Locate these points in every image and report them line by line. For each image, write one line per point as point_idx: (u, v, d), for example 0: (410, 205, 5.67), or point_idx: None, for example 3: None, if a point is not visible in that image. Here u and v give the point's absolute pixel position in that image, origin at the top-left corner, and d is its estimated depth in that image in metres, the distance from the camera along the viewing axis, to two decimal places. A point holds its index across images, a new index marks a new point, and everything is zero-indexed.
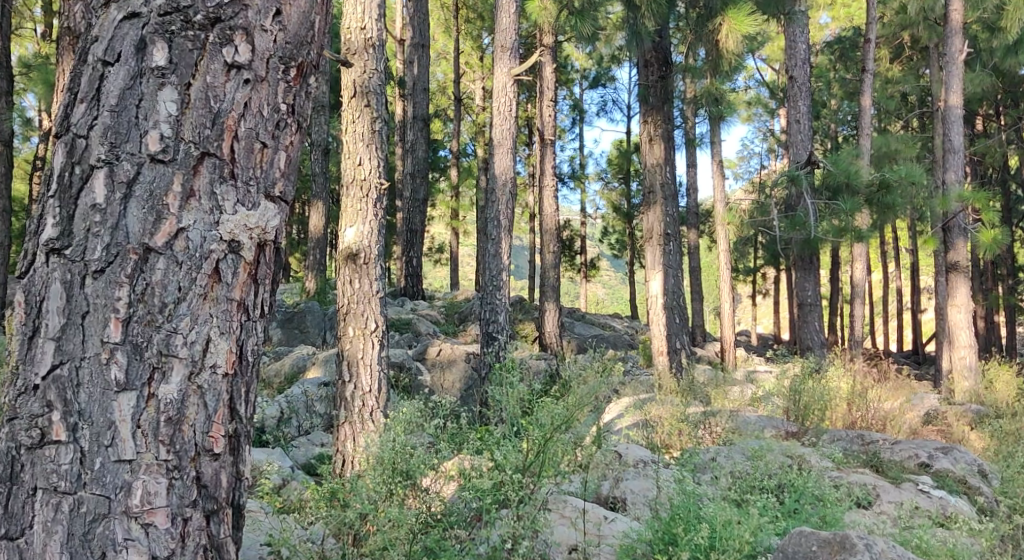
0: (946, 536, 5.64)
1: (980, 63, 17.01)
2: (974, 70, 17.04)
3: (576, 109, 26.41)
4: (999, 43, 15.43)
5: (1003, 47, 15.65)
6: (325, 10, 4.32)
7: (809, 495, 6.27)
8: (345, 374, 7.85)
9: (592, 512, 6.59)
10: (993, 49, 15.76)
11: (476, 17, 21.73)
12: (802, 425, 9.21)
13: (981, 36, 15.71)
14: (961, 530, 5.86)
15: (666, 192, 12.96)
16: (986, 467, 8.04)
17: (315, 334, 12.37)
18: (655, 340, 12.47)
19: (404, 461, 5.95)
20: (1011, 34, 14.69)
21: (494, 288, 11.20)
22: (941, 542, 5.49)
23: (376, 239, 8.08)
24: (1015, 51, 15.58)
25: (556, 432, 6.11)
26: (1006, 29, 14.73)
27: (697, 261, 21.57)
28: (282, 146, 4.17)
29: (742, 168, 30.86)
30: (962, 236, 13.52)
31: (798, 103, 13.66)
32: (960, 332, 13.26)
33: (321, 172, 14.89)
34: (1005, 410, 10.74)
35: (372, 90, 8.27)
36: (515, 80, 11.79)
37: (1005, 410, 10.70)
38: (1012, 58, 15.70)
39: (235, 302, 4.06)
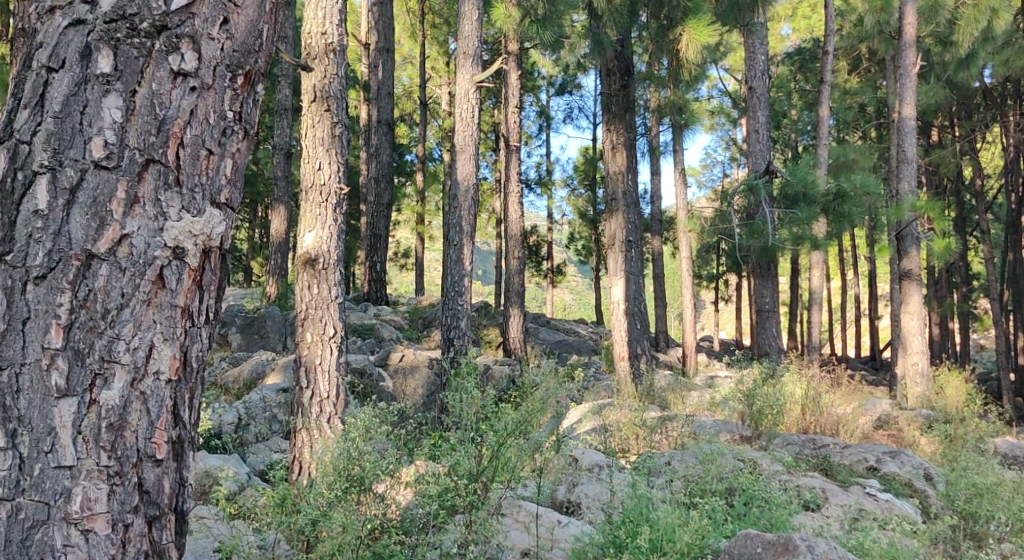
0: (885, 537, 5.77)
1: (934, 77, 17.28)
2: (928, 82, 17.26)
3: (542, 115, 26.48)
4: (952, 56, 15.65)
5: (956, 60, 15.89)
6: (274, 18, 4.36)
7: (759, 498, 6.38)
8: (303, 380, 7.82)
9: (545, 516, 6.66)
10: (947, 62, 15.99)
11: (441, 23, 21.73)
12: (756, 429, 9.27)
13: (934, 49, 15.91)
14: (901, 530, 5.99)
15: (628, 199, 13.02)
16: (932, 471, 8.18)
17: (275, 340, 12.28)
18: (616, 345, 12.48)
19: (358, 468, 5.98)
20: (963, 48, 14.91)
21: (455, 294, 11.38)
22: (883, 539, 5.60)
23: (335, 244, 8.09)
24: (967, 64, 15.82)
25: (509, 437, 6.27)
26: (958, 44, 14.96)
27: (660, 267, 21.66)
28: (228, 152, 4.21)
29: (705, 177, 31.02)
30: (915, 245, 13.81)
31: (757, 114, 13.76)
32: (913, 338, 13.40)
33: (282, 176, 14.76)
34: (955, 415, 10.93)
35: (332, 94, 8.27)
36: (477, 86, 11.65)
37: (954, 416, 10.83)
38: (965, 71, 15.94)
39: (179, 309, 4.09)
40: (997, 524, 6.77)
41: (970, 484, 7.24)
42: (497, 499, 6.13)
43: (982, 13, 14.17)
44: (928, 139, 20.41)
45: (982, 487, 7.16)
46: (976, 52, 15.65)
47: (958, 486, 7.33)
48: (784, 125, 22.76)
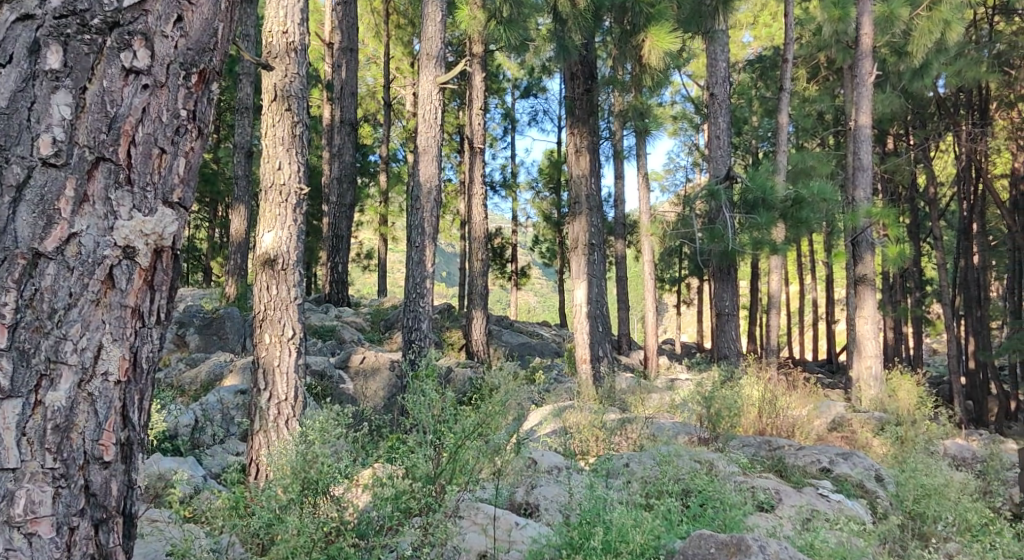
0: (834, 537, 5.85)
1: (890, 85, 17.46)
2: (883, 91, 17.46)
3: (507, 118, 26.45)
4: (906, 66, 15.85)
5: (910, 70, 16.11)
6: (229, 17, 4.32)
7: (714, 499, 6.47)
8: (260, 382, 7.75)
9: (503, 517, 6.64)
10: (901, 72, 16.20)
11: (406, 23, 21.65)
12: (713, 431, 9.33)
13: (889, 59, 16.10)
14: (848, 530, 6.11)
15: (592, 202, 13.04)
16: (882, 472, 8.32)
17: (235, 341, 12.16)
18: (578, 348, 12.35)
19: (315, 471, 5.96)
20: (916, 59, 15.09)
21: (417, 296, 11.40)
22: (832, 540, 5.68)
23: (295, 245, 8.03)
24: (921, 74, 16.04)
25: (466, 439, 6.41)
26: (913, 55, 15.11)
27: (623, 270, 21.70)
28: (181, 152, 4.16)
29: (668, 182, 31.08)
30: (870, 250, 13.95)
31: (718, 120, 13.82)
32: (867, 342, 13.56)
33: (243, 175, 14.61)
34: (906, 418, 11.07)
35: (294, 94, 8.20)
36: (440, 88, 11.59)
37: (906, 418, 10.97)
38: (919, 81, 16.16)
39: (129, 309, 4.04)
40: (944, 525, 6.91)
41: (918, 485, 7.31)
42: (453, 501, 6.24)
43: (935, 25, 14.34)
44: (884, 146, 20.65)
45: (929, 488, 7.24)
46: (930, 63, 15.90)
47: (906, 487, 7.39)
48: (745, 131, 22.89)
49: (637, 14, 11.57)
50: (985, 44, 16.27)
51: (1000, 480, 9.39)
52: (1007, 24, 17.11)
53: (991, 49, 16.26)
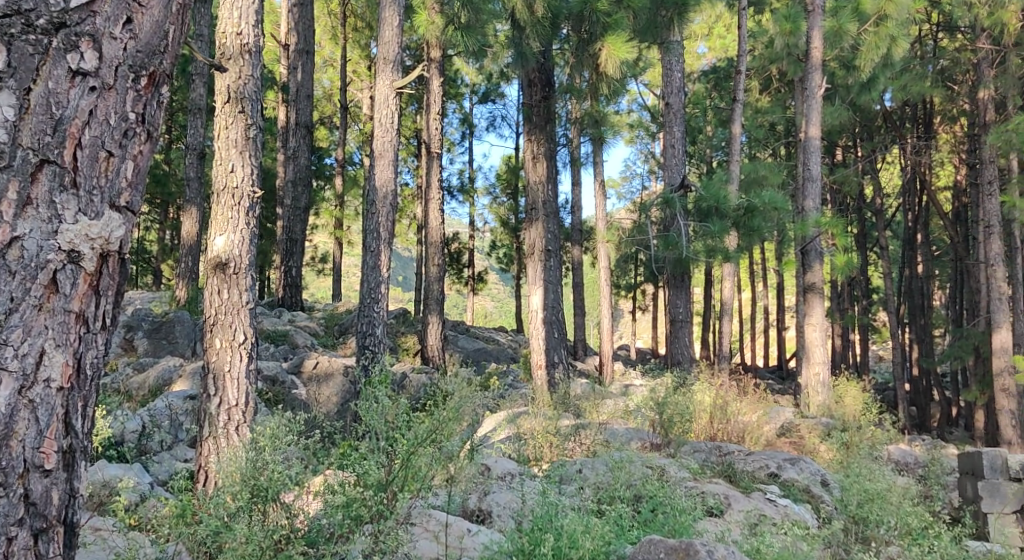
0: (780, 541, 6.06)
1: (840, 98, 17.66)
2: (833, 103, 17.67)
3: (465, 123, 26.40)
4: (855, 80, 16.04)
5: (858, 84, 16.37)
6: (182, 19, 4.41)
7: (664, 505, 6.68)
8: (210, 388, 7.67)
9: (455, 525, 6.64)
10: (850, 86, 16.44)
11: (363, 26, 21.53)
12: (665, 437, 9.39)
13: (838, 72, 16.27)
14: (793, 534, 6.28)
15: (548, 209, 13.05)
16: (828, 478, 8.50)
17: (184, 345, 12.02)
18: (534, 354, 12.53)
19: (263, 479, 5.98)
20: (864, 73, 15.14)
21: (371, 301, 11.36)
22: (777, 544, 5.92)
23: (247, 249, 7.95)
24: (868, 88, 16.29)
25: (419, 446, 6.33)
26: (860, 69, 15.25)
27: (580, 276, 21.72)
28: (128, 155, 4.25)
29: (624, 189, 31.16)
30: (819, 260, 14.09)
31: (673, 129, 13.90)
32: (815, 348, 13.64)
33: (195, 177, 14.44)
34: (853, 423, 11.21)
35: (247, 96, 8.12)
36: (397, 92, 11.52)
37: (852, 424, 11.09)
38: (866, 94, 16.50)
39: (73, 314, 4.14)
40: (886, 528, 7.06)
41: (862, 489, 7.44)
42: (405, 508, 6.22)
43: (882, 40, 14.32)
44: (834, 157, 20.89)
45: (873, 493, 7.35)
46: (877, 77, 16.22)
47: (851, 491, 7.52)
48: (700, 140, 23.03)
49: (594, 23, 11.56)
50: (930, 59, 16.53)
51: (942, 484, 10.00)
52: (951, 41, 17.42)
53: (936, 64, 16.52)
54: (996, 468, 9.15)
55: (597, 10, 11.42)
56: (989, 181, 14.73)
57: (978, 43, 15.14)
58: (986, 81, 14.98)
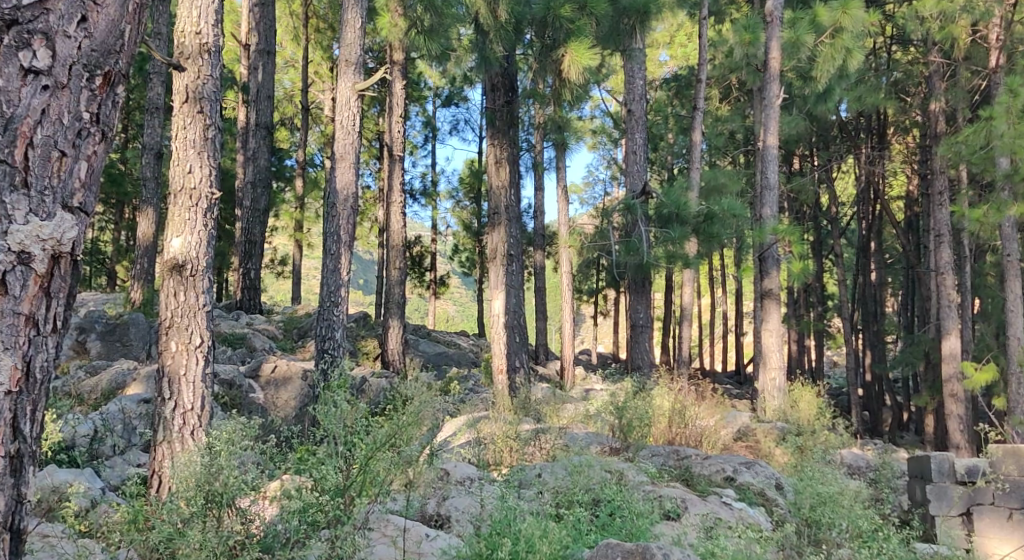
0: (733, 544, 6.29)
1: (797, 108, 17.82)
2: (791, 113, 17.83)
3: (428, 126, 26.33)
4: (811, 90, 16.19)
5: (814, 95, 16.53)
6: (137, 19, 5.03)
7: (623, 508, 6.84)
8: (165, 391, 7.57)
9: (413, 530, 6.62)
10: (806, 96, 16.61)
11: (325, 27, 21.44)
12: (624, 442, 9.41)
13: (795, 83, 16.43)
14: (746, 537, 6.49)
15: (510, 213, 13.05)
16: (783, 481, 8.58)
17: (138, 349, 11.92)
18: (495, 358, 12.54)
19: (219, 484, 6.01)
20: (819, 83, 15.27)
21: (330, 304, 11.29)
22: (730, 546, 6.18)
23: (204, 251, 7.86)
24: (824, 99, 16.45)
25: (377, 451, 6.35)
26: (816, 79, 15.39)
27: (542, 281, 21.71)
28: (82, 155, 4.86)
29: (587, 195, 31.20)
30: (776, 266, 14.19)
31: (634, 135, 13.95)
32: (773, 353, 13.76)
33: (152, 177, 14.27)
34: (808, 428, 11.30)
35: (205, 96, 8.03)
36: (359, 94, 11.45)
37: (806, 428, 11.19)
38: (822, 105, 16.67)
39: (23, 316, 4.73)
40: (838, 531, 7.17)
41: (814, 492, 7.54)
42: (362, 513, 6.25)
43: (837, 52, 14.27)
44: (792, 165, 21.07)
45: (824, 496, 7.46)
46: (833, 88, 16.38)
47: (803, 494, 7.63)
48: (661, 147, 23.14)
49: (557, 30, 11.59)
50: (884, 71, 16.77)
51: (891, 487, 10.09)
52: (903, 53, 17.67)
53: (889, 76, 16.78)
54: (944, 472, 9.23)
55: (560, 16, 11.38)
56: (940, 192, 14.89)
57: (929, 56, 15.34)
58: (937, 93, 15.19)
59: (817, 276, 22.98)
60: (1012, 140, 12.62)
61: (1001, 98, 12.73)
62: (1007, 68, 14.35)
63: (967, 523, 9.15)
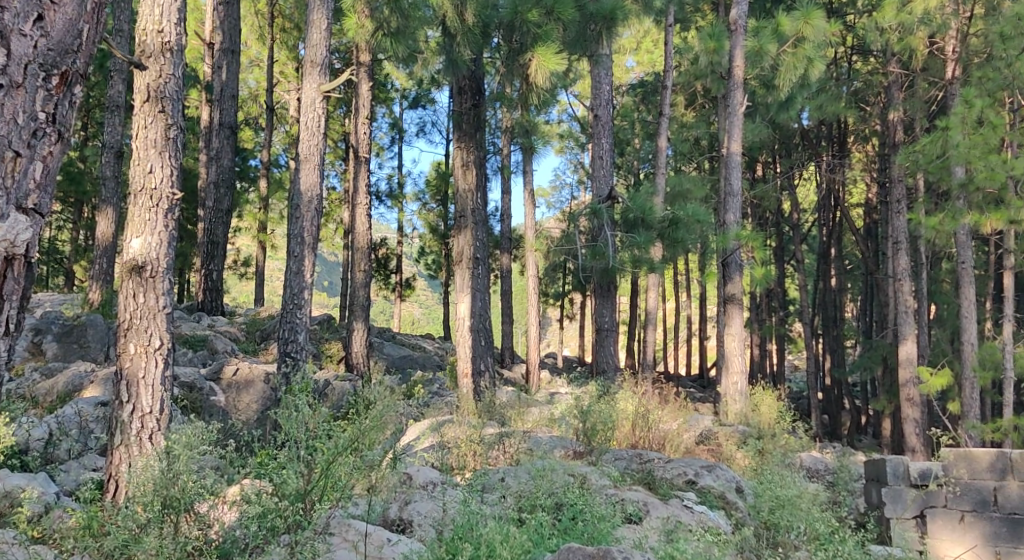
0: (692, 547, 6.33)
1: (760, 115, 17.92)
2: (754, 120, 17.94)
3: (395, 128, 26.24)
4: (773, 99, 16.32)
5: (777, 103, 16.67)
6: (93, 21, 5.37)
7: (585, 512, 6.85)
8: (124, 394, 7.49)
9: (375, 534, 6.53)
10: (769, 104, 16.73)
11: (291, 27, 21.35)
12: (587, 446, 9.40)
13: (758, 90, 16.52)
14: (704, 539, 6.55)
15: (476, 217, 13.01)
16: (743, 484, 8.67)
17: (96, 350, 11.77)
18: (460, 362, 12.50)
19: (177, 490, 6.10)
20: (782, 92, 15.35)
21: (293, 307, 11.22)
22: (690, 549, 6.22)
23: (165, 252, 7.78)
24: (786, 107, 16.57)
25: (339, 456, 6.29)
26: (779, 88, 15.50)
27: (508, 285, 21.68)
28: (37, 155, 5.16)
29: (554, 199, 31.19)
30: (739, 272, 14.26)
31: (601, 140, 13.97)
32: (735, 358, 13.84)
33: (112, 176, 14.10)
34: (769, 431, 11.35)
35: (168, 95, 7.94)
36: (324, 96, 11.38)
37: (767, 432, 11.25)
38: (784, 113, 16.79)
39: None
40: (797, 534, 7.31)
41: (774, 496, 7.63)
42: (323, 517, 6.23)
43: (799, 61, 14.36)
44: (755, 172, 21.21)
45: (783, 499, 7.53)
46: (795, 97, 16.53)
47: (763, 498, 7.74)
48: (627, 153, 23.21)
49: (524, 34, 11.60)
50: (845, 80, 16.94)
51: (849, 490, 10.11)
52: (863, 63, 17.82)
53: (849, 85, 16.95)
54: (899, 475, 9.28)
55: (527, 20, 11.52)
56: (898, 200, 15.05)
57: (888, 66, 15.50)
58: (895, 103, 15.31)
59: (780, 281, 23.15)
60: (967, 150, 12.76)
61: (957, 108, 12.94)
62: (962, 80, 14.57)
63: (921, 525, 9.22)
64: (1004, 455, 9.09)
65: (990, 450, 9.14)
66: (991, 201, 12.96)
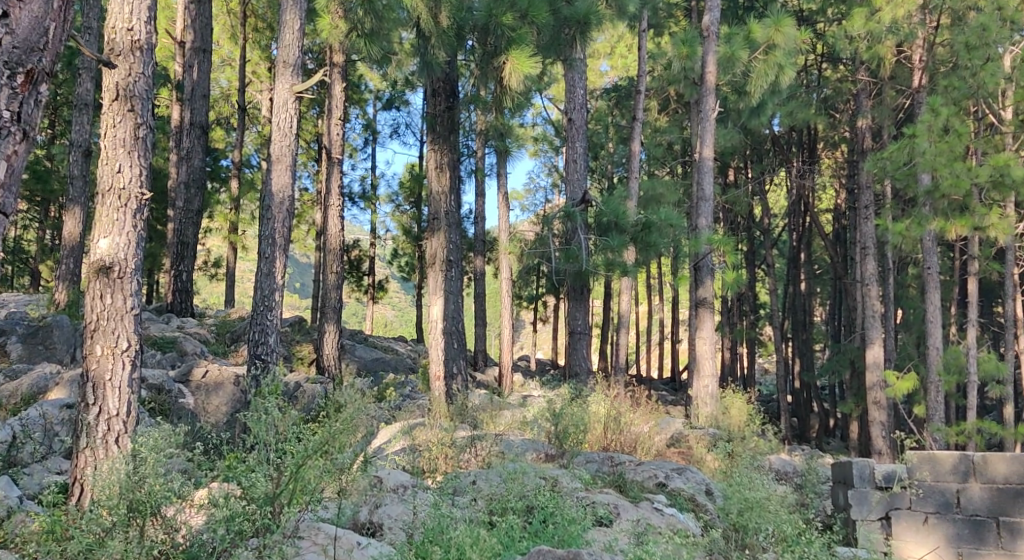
0: (662, 549, 6.36)
1: (732, 121, 18.00)
2: (726, 125, 18.02)
3: (368, 129, 26.16)
4: (745, 105, 16.39)
5: (748, 109, 16.48)
6: (61, 18, 5.64)
7: (555, 515, 6.86)
8: (89, 397, 7.42)
9: (345, 537, 6.48)
10: (740, 110, 16.78)
11: (264, 27, 21.33)
12: (559, 448, 9.40)
13: (730, 96, 16.58)
14: (672, 541, 6.57)
15: (450, 219, 12.96)
16: (713, 487, 8.69)
17: (62, 352, 11.64)
18: (433, 364, 12.47)
19: (143, 494, 6.06)
20: (753, 98, 15.42)
21: (264, 308, 11.16)
22: (659, 551, 6.24)
23: (133, 252, 7.70)
24: (757, 113, 16.67)
25: (309, 458, 6.30)
26: (750, 94, 15.58)
27: (480, 287, 21.64)
28: (4, 153, 5.41)
29: (528, 202, 31.19)
30: (711, 275, 14.31)
31: (574, 144, 13.98)
32: (707, 361, 13.88)
33: (80, 175, 13.95)
34: (739, 434, 11.34)
35: (137, 94, 7.86)
36: (297, 96, 11.31)
37: (737, 434, 11.29)
38: (755, 119, 16.87)
39: None
40: (765, 535, 7.33)
41: (742, 497, 7.65)
42: (292, 521, 6.25)
43: (770, 68, 14.43)
44: (727, 177, 21.31)
45: (752, 501, 7.59)
46: (766, 102, 16.64)
47: (732, 499, 7.71)
48: (600, 157, 23.25)
49: (498, 37, 11.58)
50: (815, 88, 17.05)
51: (817, 492, 10.17)
52: (833, 71, 17.92)
53: (820, 92, 17.06)
54: (865, 477, 9.30)
55: (502, 24, 11.51)
56: (866, 206, 15.14)
57: (857, 74, 15.61)
58: (864, 110, 15.43)
59: (751, 286, 23.21)
60: (933, 157, 12.81)
61: (924, 116, 13.11)
62: (928, 88, 14.64)
63: (886, 526, 9.28)
64: (967, 458, 9.16)
65: (953, 453, 9.22)
66: (957, 208, 13.04)
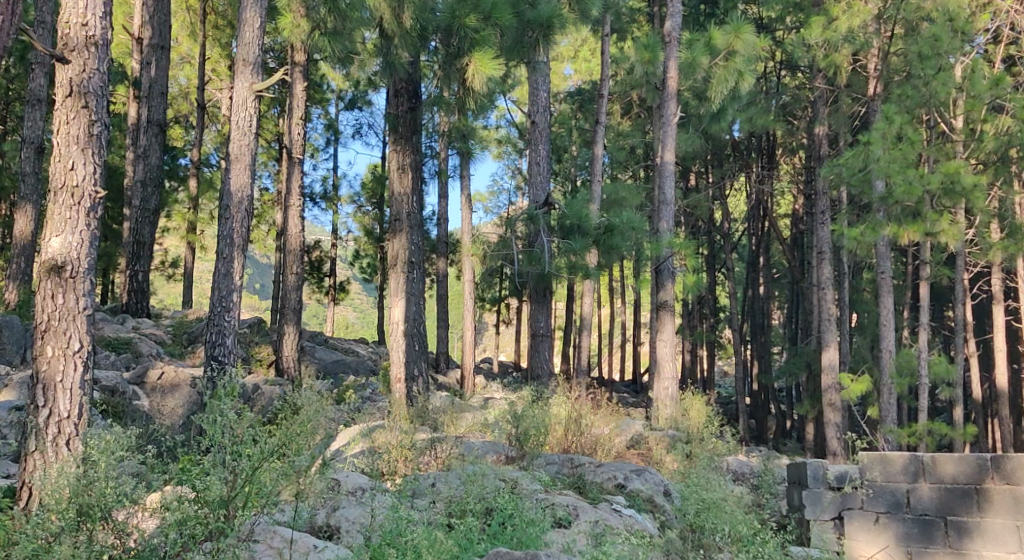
0: (619, 550, 6.39)
1: (693, 125, 18.07)
2: (687, 130, 18.08)
3: (330, 129, 26.01)
4: (705, 109, 16.47)
5: (709, 114, 16.88)
6: (8, 11, 6.32)
7: (514, 517, 6.87)
8: (39, 398, 7.31)
9: (301, 541, 6.45)
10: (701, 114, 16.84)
11: (224, 25, 21.13)
12: (519, 451, 9.37)
13: (691, 101, 16.64)
14: (631, 543, 6.58)
15: (411, 220, 12.89)
16: (671, 488, 8.70)
17: (12, 353, 11.46)
18: (394, 366, 12.42)
19: (94, 499, 5.99)
20: (713, 103, 15.50)
21: (221, 309, 11.05)
22: (616, 551, 6.27)
23: (86, 252, 7.59)
24: (717, 118, 16.77)
25: (265, 461, 6.24)
26: (710, 100, 15.65)
27: (441, 289, 21.57)
28: None
29: (491, 204, 31.17)
30: (671, 278, 14.35)
31: (537, 146, 13.97)
32: (667, 363, 13.93)
33: (32, 172, 13.73)
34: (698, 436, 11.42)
35: (91, 91, 7.74)
36: (257, 95, 11.23)
37: (696, 437, 11.33)
38: (716, 124, 16.95)
39: None
40: (721, 536, 7.36)
41: (699, 498, 7.67)
42: (247, 523, 6.20)
43: (729, 74, 14.45)
44: (688, 181, 21.40)
45: (709, 502, 7.57)
46: (725, 108, 16.73)
47: (689, 500, 7.76)
48: (563, 160, 23.27)
49: (461, 39, 11.54)
50: (774, 94, 17.16)
51: (773, 492, 10.25)
52: (792, 78, 18.07)
53: (779, 98, 17.18)
54: (818, 478, 9.49)
55: (464, 25, 11.47)
56: (823, 211, 15.26)
57: (815, 81, 15.74)
58: (821, 117, 15.55)
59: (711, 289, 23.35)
60: (887, 164, 13.02)
61: (879, 124, 13.25)
62: (883, 97, 14.83)
63: (839, 526, 9.37)
64: (917, 458, 9.23)
65: (903, 454, 9.28)
66: (909, 214, 13.13)
